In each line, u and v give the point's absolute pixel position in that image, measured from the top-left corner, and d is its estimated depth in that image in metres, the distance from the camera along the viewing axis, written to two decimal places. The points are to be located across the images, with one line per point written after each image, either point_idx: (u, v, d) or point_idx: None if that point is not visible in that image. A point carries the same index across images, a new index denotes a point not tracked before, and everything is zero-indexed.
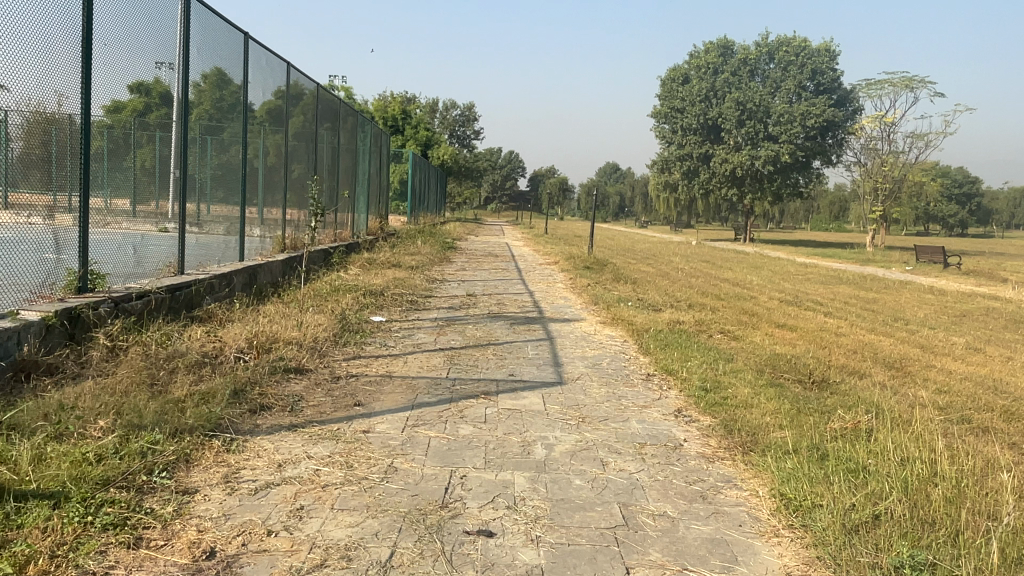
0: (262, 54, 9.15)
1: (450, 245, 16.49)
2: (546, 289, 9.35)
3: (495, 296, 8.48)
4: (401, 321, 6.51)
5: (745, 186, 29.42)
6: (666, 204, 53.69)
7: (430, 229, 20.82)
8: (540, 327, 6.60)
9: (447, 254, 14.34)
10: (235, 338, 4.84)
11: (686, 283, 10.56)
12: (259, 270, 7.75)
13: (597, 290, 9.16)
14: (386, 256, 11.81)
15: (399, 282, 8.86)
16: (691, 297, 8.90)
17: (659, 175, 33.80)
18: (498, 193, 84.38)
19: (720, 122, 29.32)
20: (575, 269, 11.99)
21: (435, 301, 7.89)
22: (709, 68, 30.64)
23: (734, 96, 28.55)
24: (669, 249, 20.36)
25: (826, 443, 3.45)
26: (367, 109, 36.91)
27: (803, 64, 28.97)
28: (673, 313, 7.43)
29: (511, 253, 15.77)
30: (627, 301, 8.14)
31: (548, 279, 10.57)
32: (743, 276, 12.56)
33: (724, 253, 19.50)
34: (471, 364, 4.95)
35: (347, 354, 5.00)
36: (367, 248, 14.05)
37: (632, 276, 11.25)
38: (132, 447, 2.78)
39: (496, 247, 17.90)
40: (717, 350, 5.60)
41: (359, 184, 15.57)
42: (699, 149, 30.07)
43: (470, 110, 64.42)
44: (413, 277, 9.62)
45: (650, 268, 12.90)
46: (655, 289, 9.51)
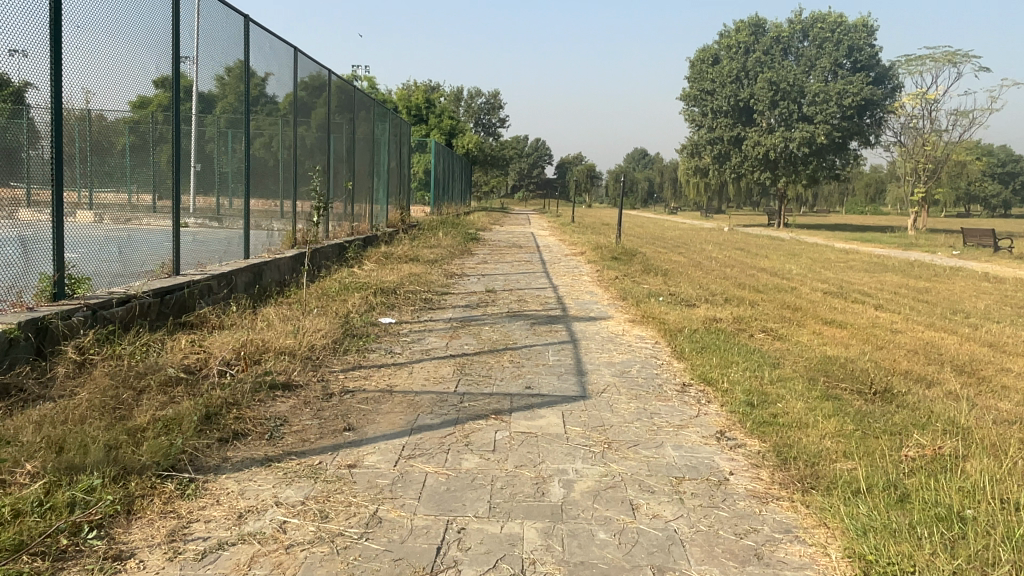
0: (267, 38, 8.58)
1: (473, 236, 15.97)
2: (571, 283, 8.77)
3: (515, 292, 7.92)
4: (412, 322, 5.99)
5: (779, 169, 28.40)
6: (697, 189, 52.49)
7: (453, 220, 20.30)
8: (562, 327, 6.03)
9: (469, 246, 13.81)
10: (221, 349, 4.36)
11: (721, 274, 9.88)
12: (265, 269, 7.29)
13: (625, 283, 8.55)
14: (404, 249, 11.32)
15: (414, 278, 8.35)
16: (728, 290, 8.25)
17: (689, 160, 32.84)
18: (524, 181, 83.64)
19: (752, 103, 28.28)
20: (602, 260, 11.37)
21: (452, 299, 7.36)
22: (740, 47, 29.57)
23: (767, 76, 27.49)
24: (700, 236, 19.61)
25: (905, 479, 2.86)
26: (389, 99, 36.46)
27: (839, 41, 27.76)
28: (709, 309, 6.80)
29: (536, 244, 15.18)
30: (658, 296, 7.52)
31: (572, 272, 9.98)
32: (781, 265, 11.82)
33: (759, 240, 18.70)
34: (484, 374, 4.41)
35: (346, 364, 4.50)
36: (386, 241, 13.58)
37: (662, 267, 10.59)
38: (61, 498, 2.30)
39: (520, 237, 17.32)
40: (761, 354, 4.98)
41: (379, 177, 15.12)
42: (730, 132, 29.09)
43: (495, 98, 63.71)
44: (430, 272, 9.11)
45: (682, 258, 12.22)
46: (687, 282, 8.87)
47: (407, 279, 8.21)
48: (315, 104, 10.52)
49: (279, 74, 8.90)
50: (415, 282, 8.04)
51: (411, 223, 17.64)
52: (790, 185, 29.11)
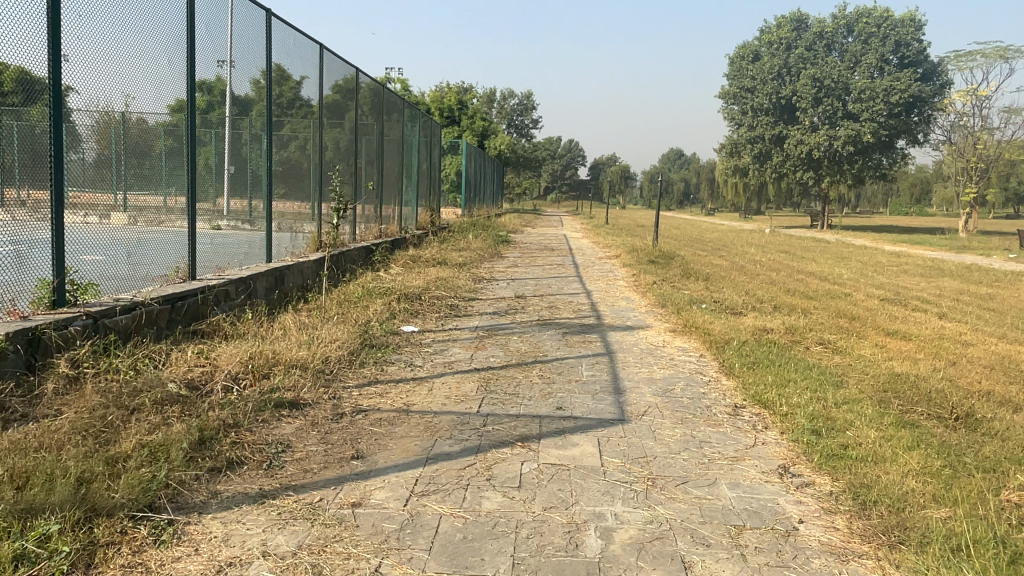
0: (293, 35, 8.19)
1: (505, 238, 15.59)
2: (606, 288, 8.32)
3: (547, 298, 7.50)
4: (436, 331, 5.61)
5: (822, 169, 27.49)
6: (735, 190, 51.41)
7: (485, 221, 19.96)
8: (598, 337, 5.59)
9: (500, 249, 13.41)
10: (228, 361, 3.99)
11: (766, 279, 9.32)
12: (286, 273, 6.98)
13: (664, 288, 8.07)
14: (433, 252, 10.97)
15: (441, 283, 7.98)
16: (776, 297, 7.71)
17: (727, 160, 32.03)
18: (558, 183, 83.12)
19: (793, 101, 27.43)
20: (638, 263, 10.88)
21: (480, 305, 6.97)
22: (781, 44, 28.72)
23: (810, 73, 26.62)
24: (740, 238, 18.96)
25: (1014, 533, 2.38)
26: (423, 100, 36.34)
27: (886, 36, 26.75)
28: (757, 318, 6.30)
29: (569, 246, 14.73)
30: (700, 303, 7.04)
31: (607, 276, 9.51)
32: (829, 269, 11.18)
33: (803, 242, 17.97)
34: (511, 392, 4.00)
35: (362, 379, 4.12)
36: (416, 244, 13.26)
37: (703, 271, 10.06)
38: (8, 550, 1.96)
39: (554, 239, 16.88)
40: (820, 371, 4.49)
41: (410, 179, 14.84)
42: (771, 131, 28.26)
43: (529, 99, 63.36)
44: (459, 276, 8.74)
45: (723, 262, 11.66)
46: (731, 288, 8.35)
47: (434, 284, 7.85)
48: (345, 103, 10.22)
49: (308, 73, 8.60)
50: (442, 287, 7.67)
51: (443, 225, 17.34)
52: (833, 185, 28.17)
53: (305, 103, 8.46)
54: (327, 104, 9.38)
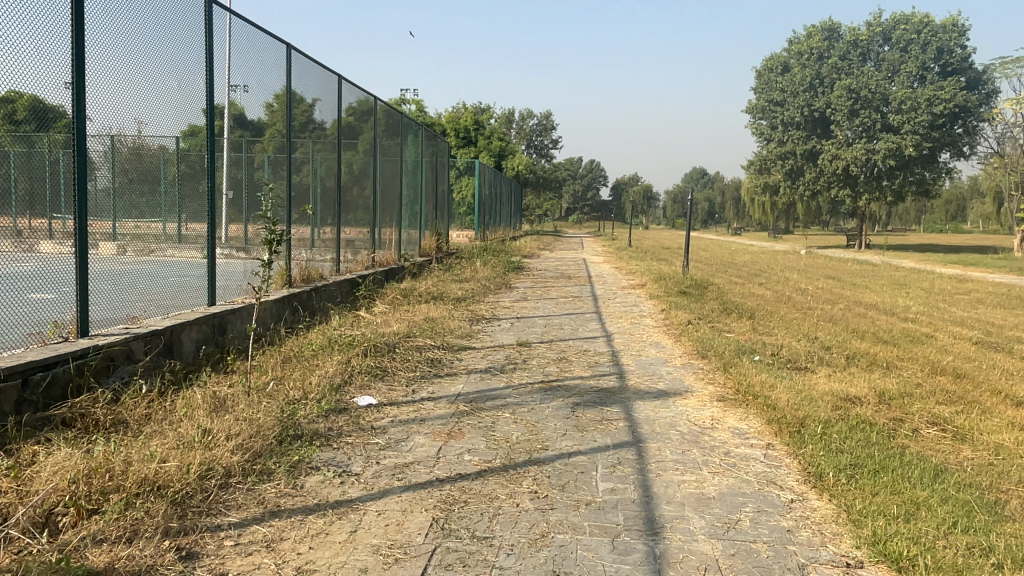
0: (248, 31, 6.49)
1: (517, 264, 14.12)
2: (630, 331, 6.80)
3: (555, 346, 5.99)
4: (400, 404, 4.14)
5: (861, 185, 25.78)
6: (763, 209, 49.51)
7: (498, 246, 18.51)
8: (619, 412, 4.07)
9: (511, 278, 11.94)
10: (41, 486, 2.56)
11: (824, 316, 7.73)
12: (227, 321, 5.52)
13: (702, 331, 6.54)
14: (430, 284, 9.55)
15: (428, 327, 6.54)
16: (845, 342, 6.15)
17: (756, 177, 30.37)
18: (580, 203, 81.91)
19: (827, 113, 25.81)
20: (667, 295, 9.35)
21: (469, 358, 5.50)
22: (813, 54, 27.17)
23: (845, 82, 24.98)
24: (777, 261, 17.32)
25: None
26: (438, 120, 35.28)
27: (927, 43, 25.14)
28: (833, 380, 4.74)
29: (588, 273, 13.22)
30: (751, 354, 5.48)
31: (632, 313, 7.98)
32: (892, 300, 9.54)
33: (847, 266, 16.29)
34: (483, 534, 2.50)
35: (252, 510, 2.66)
36: (415, 273, 11.83)
37: (744, 304, 8.50)
38: None
39: (572, 265, 15.37)
40: (961, 487, 2.94)
41: (414, 201, 13.49)
42: (804, 146, 26.62)
43: (548, 119, 62.20)
44: (452, 316, 7.28)
45: (766, 292, 10.06)
46: (785, 329, 6.77)
47: (416, 328, 6.40)
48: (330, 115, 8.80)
49: (279, 78, 7.17)
50: (426, 333, 6.21)
51: (450, 250, 15.94)
52: (871, 202, 26.42)
53: (272, 113, 7.02)
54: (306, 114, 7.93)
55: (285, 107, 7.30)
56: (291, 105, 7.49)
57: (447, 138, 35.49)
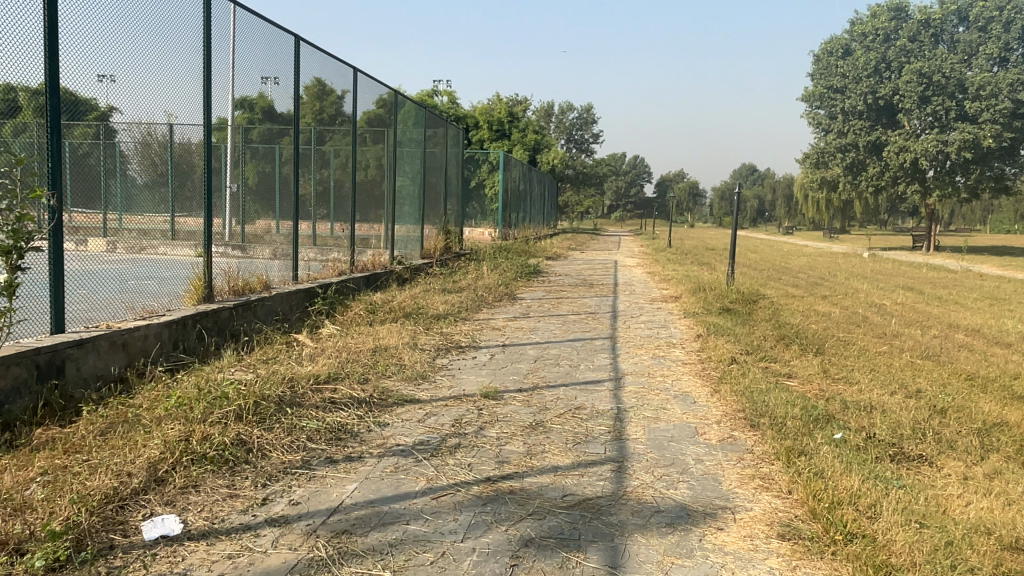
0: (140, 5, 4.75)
1: (533, 267, 12.29)
2: (650, 373, 4.91)
3: (535, 400, 4.15)
4: (215, 539, 2.37)
5: (931, 181, 23.17)
6: (816, 206, 46.51)
7: (522, 246, 16.66)
8: (600, 571, 2.22)
9: (521, 285, 10.10)
10: None
11: (919, 352, 5.69)
12: (62, 359, 3.78)
13: (751, 376, 4.61)
14: (411, 295, 7.77)
15: (367, 364, 4.76)
16: (968, 399, 4.16)
17: (812, 172, 27.84)
18: (623, 201, 79.43)
19: (894, 101, 23.22)
20: (706, 315, 7.38)
21: (398, 421, 3.70)
22: (878, 35, 24.58)
23: (914, 66, 22.42)
24: (836, 267, 15.10)
25: None
26: (469, 113, 33.66)
27: (1010, 20, 22.42)
28: (978, 498, 2.80)
29: (614, 279, 11.29)
30: (829, 428, 3.55)
31: (657, 342, 6.06)
32: (999, 323, 7.41)
33: (923, 274, 13.98)
34: None
35: None
36: (407, 279, 10.07)
37: (807, 330, 6.49)
38: None
39: (600, 270, 13.41)
40: None
41: (416, 194, 11.74)
42: (867, 137, 24.07)
43: (589, 113, 59.94)
44: (413, 344, 5.49)
45: (833, 311, 8.01)
46: (870, 376, 4.79)
47: (347, 366, 4.64)
48: (278, 88, 7.02)
49: (193, 35, 5.36)
50: (356, 375, 4.43)
51: (463, 251, 14.16)
52: (942, 200, 23.78)
53: (180, 82, 5.22)
54: (237, 83, 6.16)
55: (203, 77, 5.54)
56: (213, 73, 5.70)
57: (479, 131, 33.76)
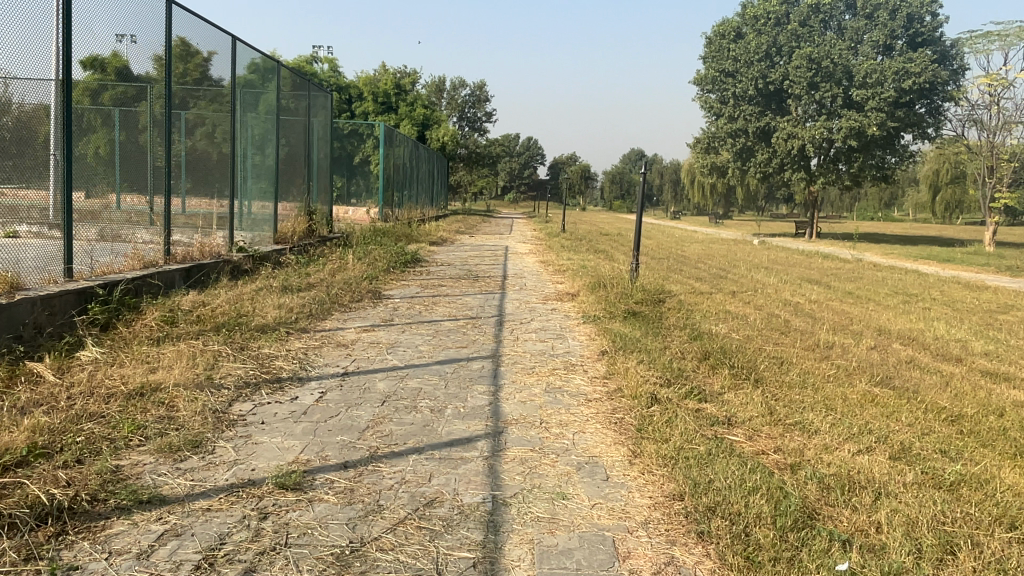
0: None
1: (410, 254, 10.64)
2: (542, 421, 3.45)
3: (362, 492, 2.60)
4: None
5: (816, 169, 23.41)
6: (703, 191, 47.22)
7: (404, 229, 14.93)
8: None
9: (393, 279, 8.47)
10: None
11: (870, 375, 4.56)
12: None
13: (682, 429, 3.24)
14: (238, 295, 5.98)
15: (108, 426, 3.06)
16: (979, 465, 2.98)
17: (704, 157, 27.58)
18: (516, 182, 78.57)
19: (784, 86, 23.11)
20: (609, 320, 6.05)
21: (95, 562, 2.08)
22: (770, 19, 24.38)
23: (805, 51, 22.33)
24: (736, 255, 14.35)
25: None
26: (352, 84, 31.24)
27: (895, 10, 22.73)
28: None
29: (503, 271, 9.83)
30: (820, 545, 2.22)
31: (549, 363, 4.65)
32: (933, 328, 6.52)
33: (823, 264, 13.42)
34: None
35: None
36: (250, 270, 8.19)
37: (731, 341, 5.27)
38: None
39: (488, 257, 11.94)
40: None
41: (265, 167, 9.76)
42: (758, 122, 23.87)
43: (482, 91, 58.23)
44: (205, 378, 3.78)
45: (750, 313, 6.90)
46: (833, 424, 3.55)
47: (65, 434, 2.93)
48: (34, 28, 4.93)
49: None
50: (70, 453, 2.74)
51: (331, 235, 12.29)
52: (826, 188, 24.04)
53: None
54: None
55: None
56: None
57: (363, 104, 31.43)
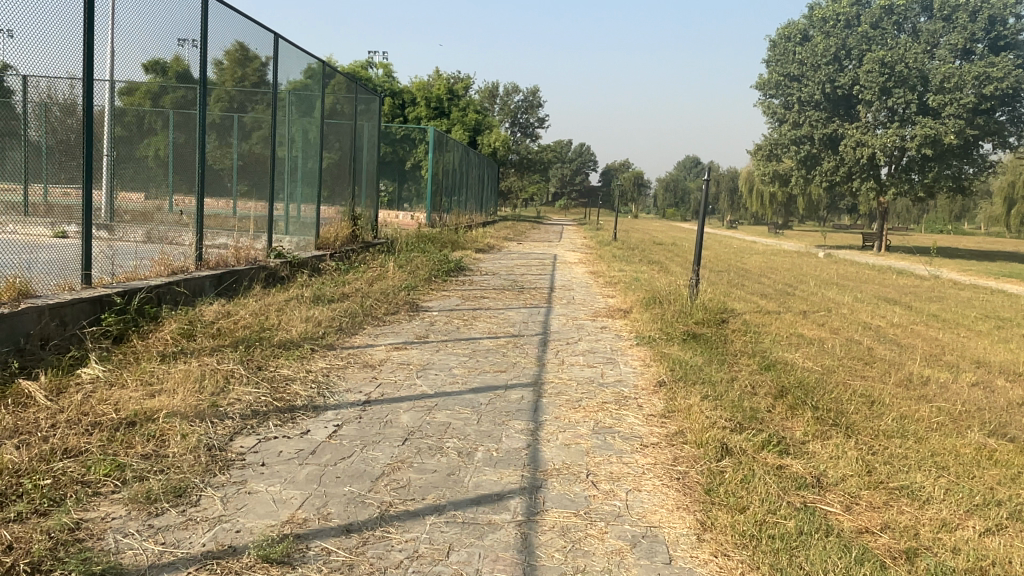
0: None
1: (454, 263, 10.17)
2: (589, 474, 2.89)
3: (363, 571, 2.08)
4: None
5: (886, 179, 22.16)
6: (761, 201, 45.71)
7: (450, 236, 14.50)
8: None
9: (434, 289, 8.01)
10: None
11: (981, 423, 3.86)
12: None
13: (764, 495, 2.63)
14: (265, 306, 5.58)
15: (80, 468, 2.62)
16: None
17: (764, 165, 26.46)
18: (568, 189, 77.81)
19: (853, 91, 21.97)
20: (667, 343, 5.42)
21: None
22: (839, 21, 23.27)
23: (876, 54, 21.20)
24: (801, 270, 13.47)
25: None
26: (406, 89, 31.09)
27: (975, 11, 21.41)
28: None
29: (551, 282, 9.28)
30: None
31: (599, 395, 4.06)
32: None
33: (898, 281, 12.44)
34: None
35: None
36: (286, 276, 7.82)
37: (809, 374, 4.59)
38: None
39: (536, 267, 11.40)
40: None
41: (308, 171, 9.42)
42: (824, 129, 22.72)
43: (536, 96, 57.81)
44: (207, 407, 3.34)
45: (826, 338, 6.18)
46: (948, 491, 2.89)
47: (28, 477, 2.49)
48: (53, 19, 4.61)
49: None
50: (24, 506, 2.29)
51: (375, 240, 11.92)
52: (896, 199, 22.73)
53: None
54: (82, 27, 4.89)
55: None
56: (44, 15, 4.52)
57: (416, 108, 31.23)
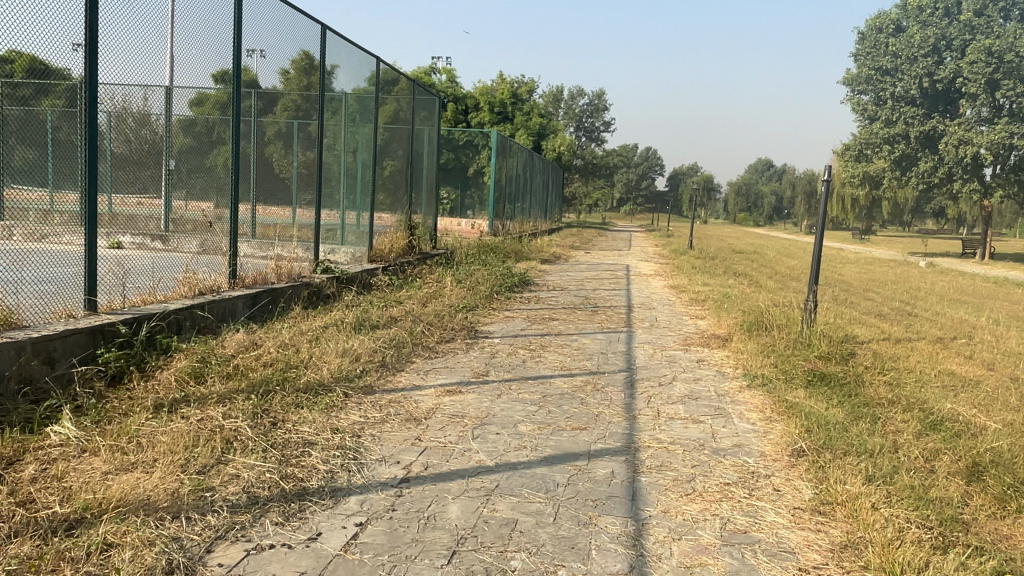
0: None
1: (519, 277, 9.23)
2: None
3: None
4: None
5: (991, 180, 20.10)
6: (841, 205, 43.21)
7: (514, 245, 13.56)
8: None
9: (497, 310, 7.07)
10: None
11: None
12: None
13: None
14: (298, 335, 4.70)
15: None
16: None
17: (851, 167, 24.57)
18: (633, 194, 75.96)
19: (956, 84, 20.05)
20: (788, 388, 4.30)
21: None
22: (938, 8, 21.36)
23: (983, 43, 19.27)
24: (905, 283, 11.99)
25: None
26: (468, 94, 30.31)
27: None
28: None
29: (628, 299, 8.23)
30: None
31: (718, 471, 3.01)
32: None
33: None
34: None
35: None
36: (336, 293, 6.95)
37: (997, 441, 3.41)
38: None
39: (609, 280, 10.36)
40: None
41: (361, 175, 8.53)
42: (921, 127, 20.80)
43: (601, 100, 56.40)
44: (186, 496, 2.45)
45: (982, 378, 4.94)
46: None
47: None
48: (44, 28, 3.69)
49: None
50: None
51: (434, 251, 11.07)
52: (1003, 202, 20.63)
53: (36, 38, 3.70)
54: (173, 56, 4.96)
55: None
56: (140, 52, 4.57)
57: (479, 113, 30.44)
